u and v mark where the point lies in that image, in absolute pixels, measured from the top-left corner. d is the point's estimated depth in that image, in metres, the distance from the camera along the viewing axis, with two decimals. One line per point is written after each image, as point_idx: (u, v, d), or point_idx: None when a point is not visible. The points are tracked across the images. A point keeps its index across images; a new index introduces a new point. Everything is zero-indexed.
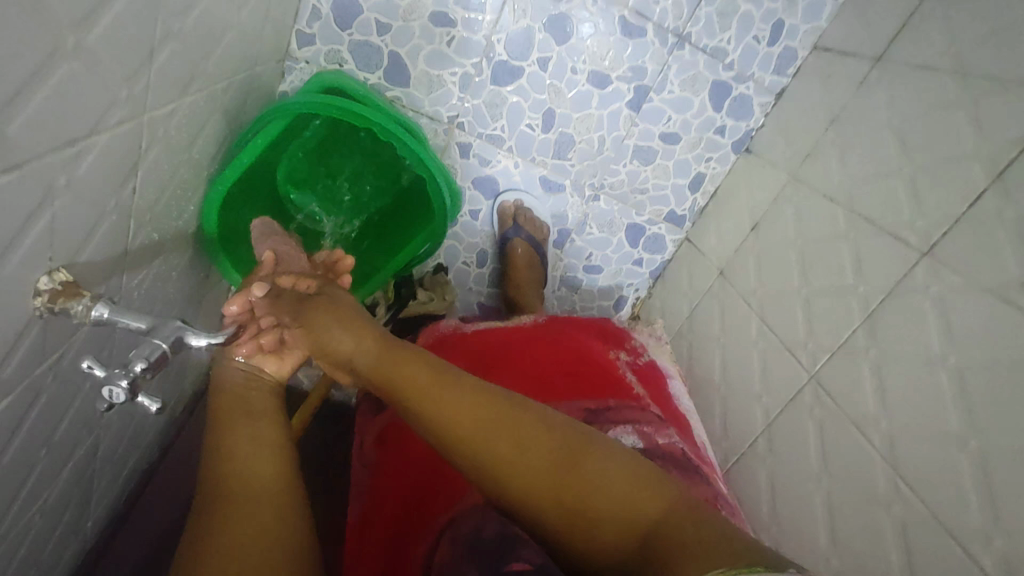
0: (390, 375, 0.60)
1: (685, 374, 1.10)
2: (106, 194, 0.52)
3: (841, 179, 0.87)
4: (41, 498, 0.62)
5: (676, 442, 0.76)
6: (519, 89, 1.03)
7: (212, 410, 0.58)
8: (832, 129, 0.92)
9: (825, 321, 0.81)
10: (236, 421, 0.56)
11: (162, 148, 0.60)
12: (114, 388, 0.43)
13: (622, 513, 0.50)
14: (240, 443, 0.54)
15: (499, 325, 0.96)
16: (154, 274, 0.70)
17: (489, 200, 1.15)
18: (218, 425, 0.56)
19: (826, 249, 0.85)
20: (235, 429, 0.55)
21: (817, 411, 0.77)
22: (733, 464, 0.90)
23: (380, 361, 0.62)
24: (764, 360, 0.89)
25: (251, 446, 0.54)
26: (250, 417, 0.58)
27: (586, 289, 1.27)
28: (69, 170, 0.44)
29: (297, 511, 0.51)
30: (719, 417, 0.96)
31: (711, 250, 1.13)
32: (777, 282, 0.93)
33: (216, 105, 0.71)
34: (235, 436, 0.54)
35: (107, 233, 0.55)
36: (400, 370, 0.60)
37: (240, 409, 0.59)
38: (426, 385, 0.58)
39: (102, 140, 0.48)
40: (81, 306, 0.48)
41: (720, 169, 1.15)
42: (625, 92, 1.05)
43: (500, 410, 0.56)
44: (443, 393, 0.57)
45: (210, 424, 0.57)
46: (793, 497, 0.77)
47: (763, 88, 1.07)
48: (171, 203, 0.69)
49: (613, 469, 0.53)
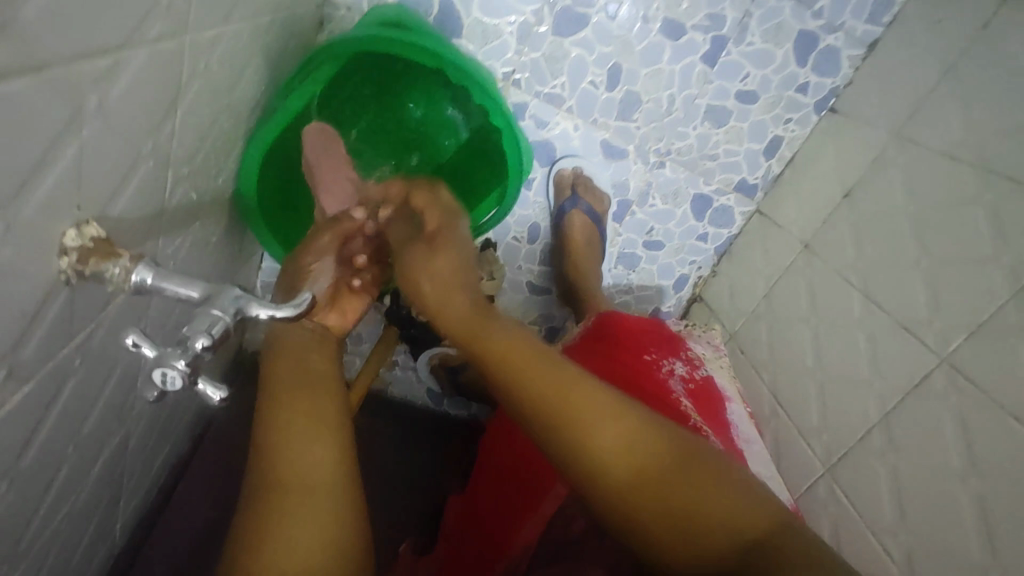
0: (492, 336, 0.56)
1: (765, 360, 0.99)
2: (143, 131, 0.41)
3: (964, 135, 0.75)
4: (68, 502, 0.52)
5: None
6: (583, 41, 0.92)
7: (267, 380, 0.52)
8: (947, 80, 0.79)
9: (956, 296, 0.69)
10: (288, 390, 0.51)
11: (203, 83, 0.50)
12: (169, 371, 0.34)
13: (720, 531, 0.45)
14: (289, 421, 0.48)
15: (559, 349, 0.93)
16: (190, 242, 0.60)
17: (544, 167, 1.06)
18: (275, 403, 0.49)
19: (951, 212, 0.74)
20: (285, 402, 0.49)
21: (954, 399, 0.66)
22: (838, 460, 0.79)
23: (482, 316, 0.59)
24: (873, 342, 0.79)
25: (308, 427, 0.48)
26: (310, 390, 0.51)
27: (645, 267, 1.18)
28: (101, 90, 0.34)
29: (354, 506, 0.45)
30: (816, 407, 0.85)
31: (792, 222, 1.02)
32: (883, 253, 0.82)
33: (258, 44, 0.61)
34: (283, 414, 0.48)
35: (145, 183, 0.44)
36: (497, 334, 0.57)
37: (299, 380, 0.52)
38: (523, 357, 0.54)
39: (139, 56, 0.37)
40: (118, 269, 0.37)
41: (799, 132, 1.04)
42: (700, 43, 0.94)
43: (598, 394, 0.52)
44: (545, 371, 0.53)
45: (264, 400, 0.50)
46: (926, 502, 0.66)
47: (855, 39, 0.94)
48: (211, 158, 0.59)
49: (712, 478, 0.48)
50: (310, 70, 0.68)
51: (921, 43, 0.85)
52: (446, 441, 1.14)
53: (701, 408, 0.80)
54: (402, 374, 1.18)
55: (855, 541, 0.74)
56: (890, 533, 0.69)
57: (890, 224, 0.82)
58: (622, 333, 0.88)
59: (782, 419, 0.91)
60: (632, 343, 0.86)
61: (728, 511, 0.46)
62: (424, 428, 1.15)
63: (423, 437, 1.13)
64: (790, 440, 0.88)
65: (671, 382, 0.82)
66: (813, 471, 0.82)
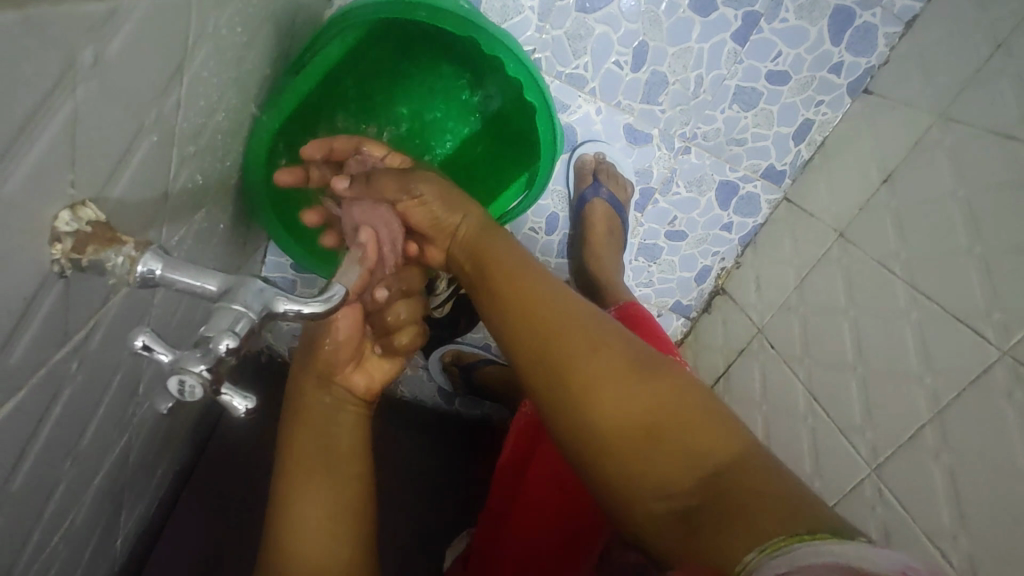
0: (488, 253, 0.55)
1: (799, 354, 0.94)
2: (146, 97, 0.36)
3: (1020, 111, 0.69)
4: (66, 523, 0.47)
5: None
6: (608, 17, 0.87)
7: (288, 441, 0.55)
8: (999, 53, 0.74)
9: (1015, 282, 0.64)
10: (300, 475, 0.52)
11: (211, 49, 0.44)
12: (186, 380, 0.28)
13: (680, 456, 0.41)
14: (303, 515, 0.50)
15: None
16: (195, 231, 0.55)
17: (565, 153, 1.02)
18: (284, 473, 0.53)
19: (1003, 194, 0.69)
20: (295, 497, 0.51)
21: (1018, 394, 0.61)
22: (885, 459, 0.74)
23: (479, 239, 0.57)
24: (922, 333, 0.74)
25: (306, 507, 0.50)
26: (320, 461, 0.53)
27: (666, 259, 1.14)
28: (99, 41, 0.29)
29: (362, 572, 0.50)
30: (859, 404, 0.80)
31: (824, 210, 0.97)
32: (929, 238, 0.77)
33: (268, 10, 0.55)
34: (296, 510, 0.50)
35: (148, 160, 0.39)
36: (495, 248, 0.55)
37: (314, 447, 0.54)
38: (509, 269, 0.52)
39: (142, 3, 0.31)
40: (120, 258, 0.32)
41: (831, 116, 0.99)
42: (731, 20, 0.89)
43: (580, 306, 0.49)
44: (528, 286, 0.50)
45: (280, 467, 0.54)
46: (990, 501, 0.61)
47: (891, 15, 0.89)
48: (218, 137, 0.53)
49: (689, 408, 0.43)
50: (326, 44, 0.63)
51: (969, 15, 0.79)
52: (460, 445, 1.08)
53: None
54: (412, 373, 1.12)
55: (907, 545, 0.68)
56: (949, 538, 0.64)
57: (937, 209, 0.77)
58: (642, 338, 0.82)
59: (820, 416, 0.86)
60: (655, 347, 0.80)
61: (697, 440, 0.41)
62: (437, 428, 1.10)
63: (436, 440, 1.08)
64: (829, 438, 0.83)
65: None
66: (857, 471, 0.78)
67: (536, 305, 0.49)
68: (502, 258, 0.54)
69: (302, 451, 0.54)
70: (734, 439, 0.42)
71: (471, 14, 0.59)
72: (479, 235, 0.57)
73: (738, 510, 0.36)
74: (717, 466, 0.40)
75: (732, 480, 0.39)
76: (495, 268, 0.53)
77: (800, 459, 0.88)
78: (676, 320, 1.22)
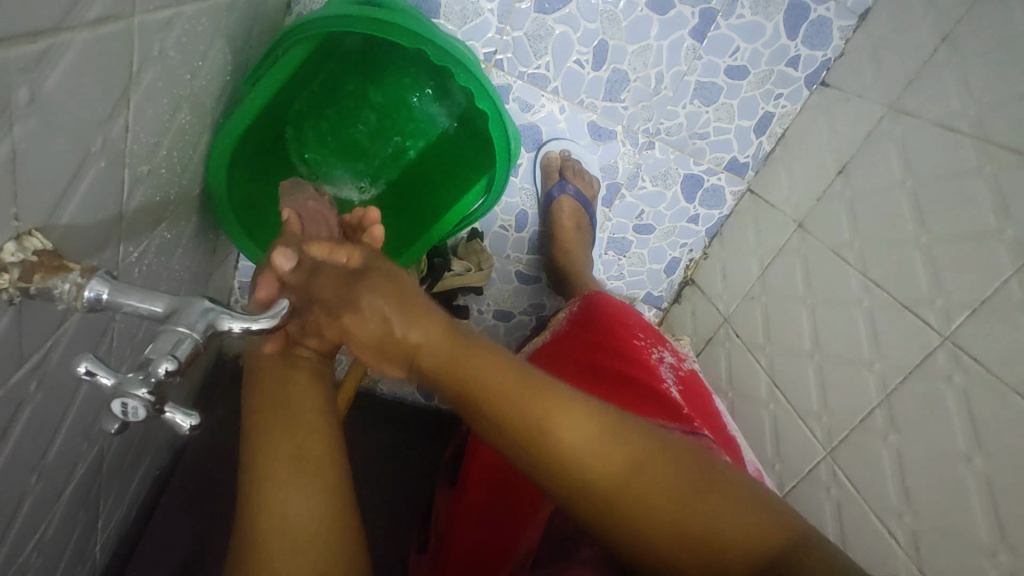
0: (476, 368, 0.48)
1: (761, 342, 0.97)
2: (90, 124, 0.37)
3: (963, 104, 0.72)
4: (39, 532, 0.49)
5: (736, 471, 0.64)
6: (567, 17, 0.89)
7: (254, 407, 0.51)
8: (943, 50, 0.76)
9: (956, 272, 0.67)
10: (269, 436, 0.48)
11: (159, 71, 0.45)
12: (130, 403, 0.30)
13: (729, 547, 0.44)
14: (294, 509, 0.44)
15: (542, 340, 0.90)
16: (157, 245, 0.56)
17: (530, 152, 1.03)
18: (256, 434, 0.49)
19: (947, 187, 0.71)
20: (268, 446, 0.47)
21: (956, 379, 0.64)
22: (840, 443, 0.77)
23: (458, 343, 0.49)
24: (873, 320, 0.77)
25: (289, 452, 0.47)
26: (298, 418, 0.50)
27: (635, 252, 1.16)
28: (34, 80, 0.30)
29: (346, 521, 0.46)
30: (816, 391, 0.83)
31: (784, 201, 1.00)
32: (879, 228, 0.80)
33: (219, 26, 0.56)
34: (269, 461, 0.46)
35: (97, 185, 0.40)
36: (482, 366, 0.48)
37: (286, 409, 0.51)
38: (511, 387, 0.47)
39: (78, 41, 0.33)
40: (68, 284, 0.33)
41: (790, 108, 1.01)
42: (689, 17, 0.90)
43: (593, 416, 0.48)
44: (536, 403, 0.47)
45: (249, 431, 0.50)
46: (933, 482, 0.64)
47: (844, 9, 0.91)
48: (174, 155, 0.54)
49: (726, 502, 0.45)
50: (278, 56, 0.64)
51: (917, 8, 0.81)
52: (433, 438, 1.10)
53: (690, 401, 0.77)
54: None
55: (859, 525, 0.71)
56: (895, 516, 0.67)
57: (887, 200, 0.79)
58: (608, 323, 0.84)
59: (781, 401, 0.90)
60: (621, 331, 0.83)
61: (751, 534, 0.44)
62: (415, 423, 1.12)
63: (416, 430, 1.10)
64: (789, 423, 0.87)
65: (661, 369, 0.80)
66: (814, 454, 0.81)
67: (556, 434, 0.46)
68: (488, 371, 0.48)
69: (271, 414, 0.50)
70: (774, 523, 0.45)
71: (418, 26, 0.61)
72: (453, 353, 0.49)
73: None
74: (770, 554, 0.43)
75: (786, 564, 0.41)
76: (488, 390, 0.47)
77: (763, 442, 0.91)
78: (647, 311, 1.24)
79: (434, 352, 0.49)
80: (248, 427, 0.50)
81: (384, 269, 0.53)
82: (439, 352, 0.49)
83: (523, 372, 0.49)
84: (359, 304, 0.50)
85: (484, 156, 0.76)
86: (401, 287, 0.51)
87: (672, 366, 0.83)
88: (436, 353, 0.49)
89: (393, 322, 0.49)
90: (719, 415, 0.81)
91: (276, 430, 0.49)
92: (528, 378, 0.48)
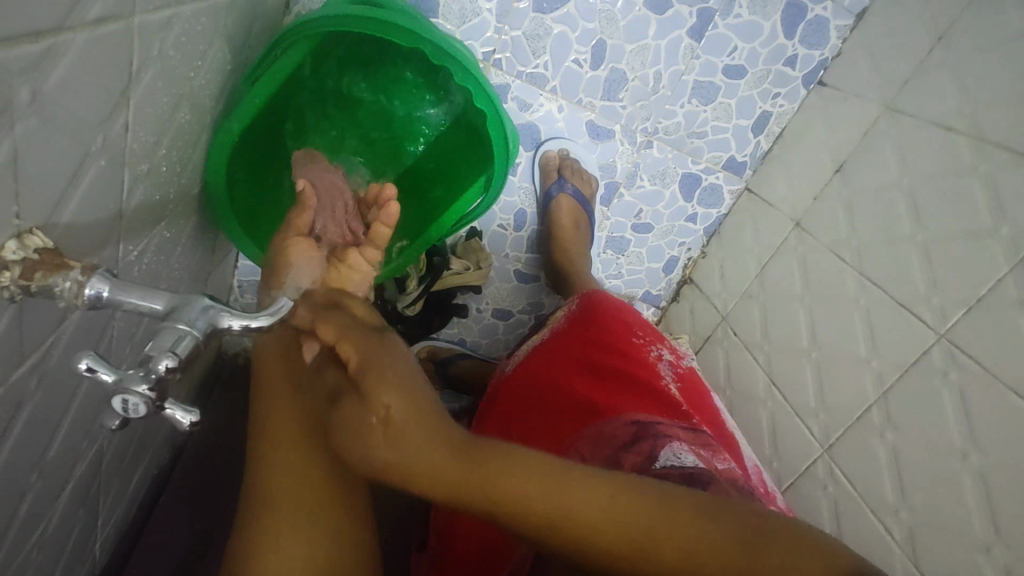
0: (497, 477, 0.42)
1: (759, 340, 0.98)
2: (90, 124, 0.37)
3: (959, 104, 0.72)
4: (39, 529, 0.49)
5: (734, 467, 0.64)
6: (565, 16, 0.89)
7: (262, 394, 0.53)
8: (939, 49, 0.76)
9: (952, 270, 0.68)
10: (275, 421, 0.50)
11: (159, 71, 0.46)
12: (131, 399, 0.31)
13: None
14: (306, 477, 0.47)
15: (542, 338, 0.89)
16: (156, 244, 0.56)
17: (529, 151, 1.04)
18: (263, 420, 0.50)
19: (943, 185, 0.72)
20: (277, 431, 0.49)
21: (952, 376, 0.64)
22: (837, 441, 0.77)
23: (471, 450, 0.43)
24: (869, 318, 0.77)
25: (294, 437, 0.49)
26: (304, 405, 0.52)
27: (634, 251, 1.16)
28: (35, 79, 0.30)
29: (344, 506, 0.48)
30: (813, 388, 0.83)
31: (782, 200, 1.00)
32: (876, 226, 0.80)
33: (218, 25, 0.56)
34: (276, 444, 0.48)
35: (97, 183, 0.40)
36: (500, 470, 0.43)
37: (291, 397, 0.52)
38: (534, 487, 0.42)
39: (78, 41, 0.33)
40: (69, 282, 0.34)
41: (788, 107, 1.01)
42: (686, 17, 0.91)
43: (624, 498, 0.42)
44: (565, 501, 0.42)
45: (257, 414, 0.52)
46: (929, 479, 0.65)
47: (841, 8, 0.91)
48: (173, 154, 0.54)
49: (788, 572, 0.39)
50: (277, 55, 0.64)
51: (914, 8, 0.82)
52: None
53: (689, 398, 0.78)
54: None
55: (856, 522, 0.72)
56: (891, 512, 0.68)
57: (884, 198, 0.80)
58: (608, 321, 0.84)
59: (778, 399, 0.90)
60: (621, 329, 0.83)
61: None
62: None
63: None
64: (786, 420, 0.87)
65: (660, 367, 0.80)
66: (811, 451, 0.81)
67: (589, 533, 0.41)
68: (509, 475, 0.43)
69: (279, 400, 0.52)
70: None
71: (417, 25, 0.62)
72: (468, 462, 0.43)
73: None
74: None
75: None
76: (511, 499, 0.42)
77: (761, 439, 0.92)
78: (646, 310, 1.25)
79: (448, 467, 0.43)
80: (258, 409, 0.52)
81: (384, 360, 0.47)
82: (455, 468, 0.43)
83: (546, 465, 0.44)
84: (362, 404, 0.43)
85: (482, 156, 0.76)
86: (403, 389, 0.44)
87: (671, 364, 0.83)
88: (449, 470, 0.42)
89: (395, 424, 0.43)
90: (717, 412, 0.82)
91: (283, 416, 0.50)
92: (552, 472, 0.43)
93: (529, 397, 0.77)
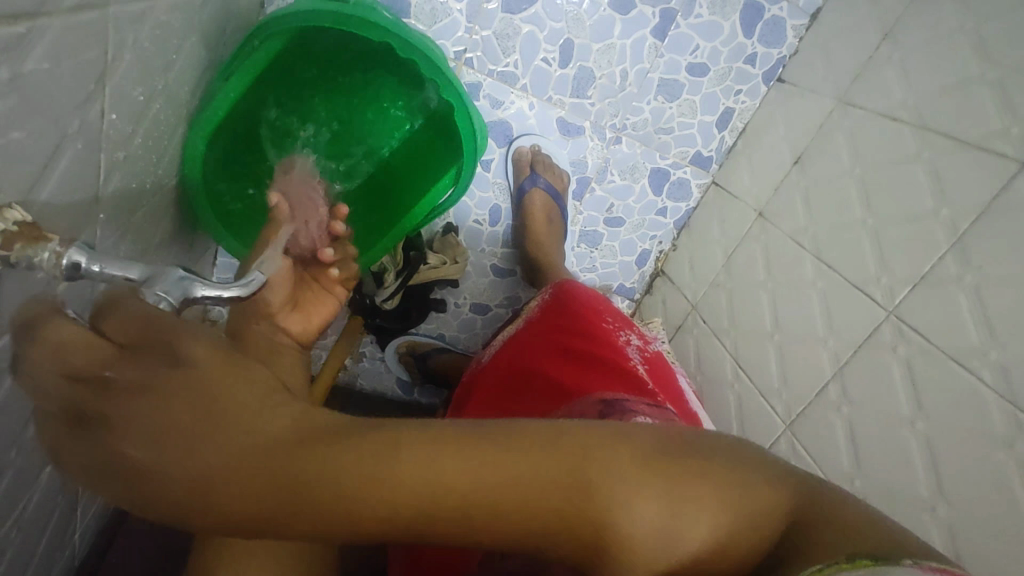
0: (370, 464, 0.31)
1: (726, 327, 1.01)
2: (67, 107, 0.39)
3: (904, 96, 0.77)
4: (18, 509, 0.50)
5: None
6: (534, 16, 0.92)
7: None
8: (886, 45, 0.81)
9: (899, 253, 0.72)
10: None
11: (135, 61, 0.48)
12: None
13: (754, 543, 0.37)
14: None
15: (515, 329, 0.92)
16: (133, 232, 0.58)
17: (502, 147, 1.07)
18: None
19: (892, 172, 0.75)
20: None
21: (900, 350, 0.68)
22: (798, 417, 0.81)
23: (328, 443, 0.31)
24: (825, 299, 0.81)
25: None
26: None
27: (607, 244, 1.20)
28: (16, 60, 0.32)
29: None
30: (776, 369, 0.87)
31: (745, 192, 1.04)
32: (830, 213, 0.84)
33: (193, 22, 0.58)
34: None
35: (73, 165, 0.42)
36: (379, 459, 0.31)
37: None
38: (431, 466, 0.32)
39: (55, 24, 0.35)
40: (48, 253, 0.35)
41: (749, 103, 1.06)
42: (650, 16, 0.95)
43: (576, 467, 0.34)
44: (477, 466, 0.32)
45: None
46: (879, 448, 0.68)
47: (797, 8, 0.96)
48: (149, 143, 0.56)
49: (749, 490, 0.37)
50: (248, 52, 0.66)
51: (863, 7, 0.86)
52: None
53: (655, 379, 0.81)
54: (370, 365, 1.20)
55: None
56: (847, 480, 0.71)
57: (837, 186, 0.84)
58: (576, 309, 0.87)
59: (744, 382, 0.93)
60: (590, 317, 0.86)
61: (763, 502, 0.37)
62: None
63: None
64: (752, 402, 0.91)
65: (627, 349, 0.84)
66: (775, 429, 0.85)
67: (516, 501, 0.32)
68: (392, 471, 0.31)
69: None
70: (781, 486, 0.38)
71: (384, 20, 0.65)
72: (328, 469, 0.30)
73: (826, 531, 0.36)
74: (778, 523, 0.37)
75: (816, 523, 0.36)
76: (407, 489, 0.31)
77: (729, 421, 0.95)
78: (620, 302, 1.28)
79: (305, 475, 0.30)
80: None
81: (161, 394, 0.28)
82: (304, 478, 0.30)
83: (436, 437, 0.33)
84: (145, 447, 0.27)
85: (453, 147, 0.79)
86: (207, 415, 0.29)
87: (639, 348, 0.86)
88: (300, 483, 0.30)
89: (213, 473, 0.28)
90: (683, 393, 0.85)
91: None
92: (449, 444, 0.32)
93: (506, 385, 0.79)
